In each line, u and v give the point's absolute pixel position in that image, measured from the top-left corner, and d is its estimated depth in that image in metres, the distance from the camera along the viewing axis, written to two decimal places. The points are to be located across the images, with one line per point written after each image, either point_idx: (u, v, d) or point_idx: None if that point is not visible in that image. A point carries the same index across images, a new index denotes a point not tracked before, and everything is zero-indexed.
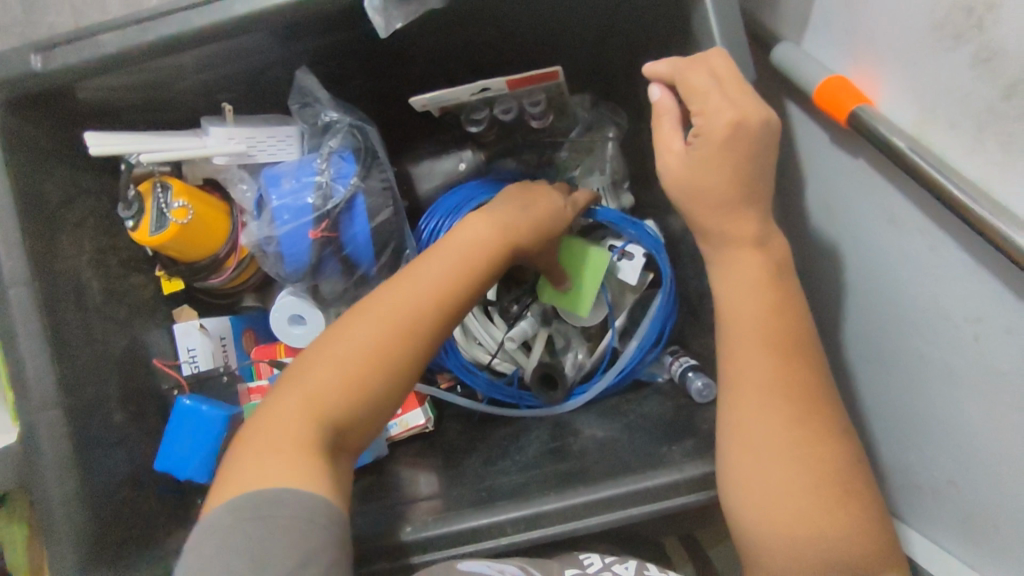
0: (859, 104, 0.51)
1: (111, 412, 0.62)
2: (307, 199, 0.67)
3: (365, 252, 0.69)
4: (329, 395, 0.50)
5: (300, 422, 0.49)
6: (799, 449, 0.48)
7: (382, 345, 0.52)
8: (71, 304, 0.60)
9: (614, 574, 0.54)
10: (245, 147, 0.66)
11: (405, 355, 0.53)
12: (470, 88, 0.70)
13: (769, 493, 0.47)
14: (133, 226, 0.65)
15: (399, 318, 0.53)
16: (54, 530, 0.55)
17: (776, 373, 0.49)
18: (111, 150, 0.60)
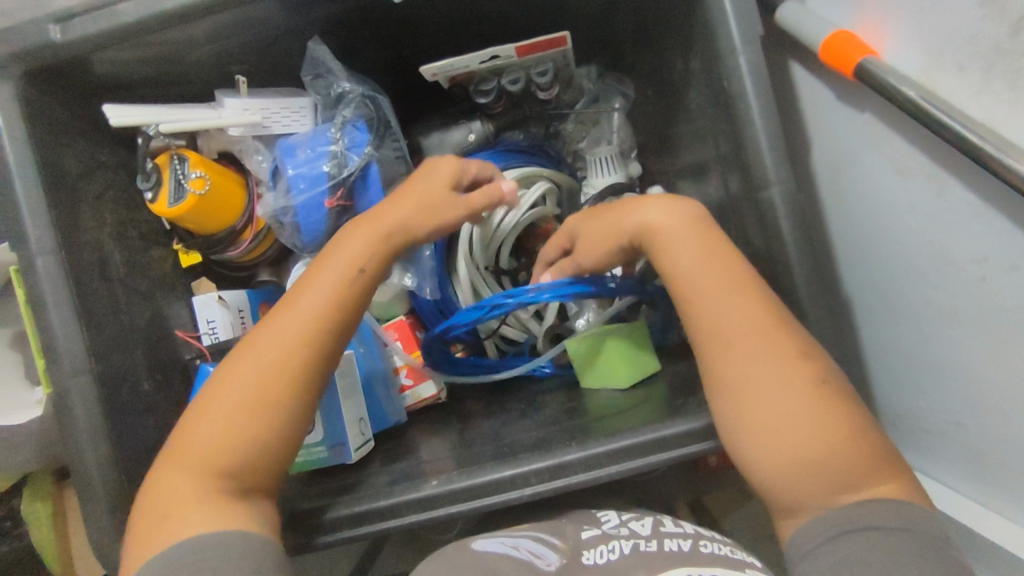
0: (865, 56, 0.52)
1: (138, 381, 0.63)
2: (323, 168, 0.68)
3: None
4: (252, 411, 0.50)
5: (203, 466, 0.48)
6: (778, 384, 0.48)
7: (267, 371, 0.50)
8: (96, 274, 0.61)
9: (628, 531, 0.54)
10: (259, 117, 0.68)
11: (280, 376, 0.51)
12: (480, 56, 0.71)
13: (769, 424, 0.47)
14: (152, 198, 0.66)
15: (285, 338, 0.51)
16: (89, 493, 0.56)
17: (742, 314, 0.50)
18: (130, 121, 0.61)
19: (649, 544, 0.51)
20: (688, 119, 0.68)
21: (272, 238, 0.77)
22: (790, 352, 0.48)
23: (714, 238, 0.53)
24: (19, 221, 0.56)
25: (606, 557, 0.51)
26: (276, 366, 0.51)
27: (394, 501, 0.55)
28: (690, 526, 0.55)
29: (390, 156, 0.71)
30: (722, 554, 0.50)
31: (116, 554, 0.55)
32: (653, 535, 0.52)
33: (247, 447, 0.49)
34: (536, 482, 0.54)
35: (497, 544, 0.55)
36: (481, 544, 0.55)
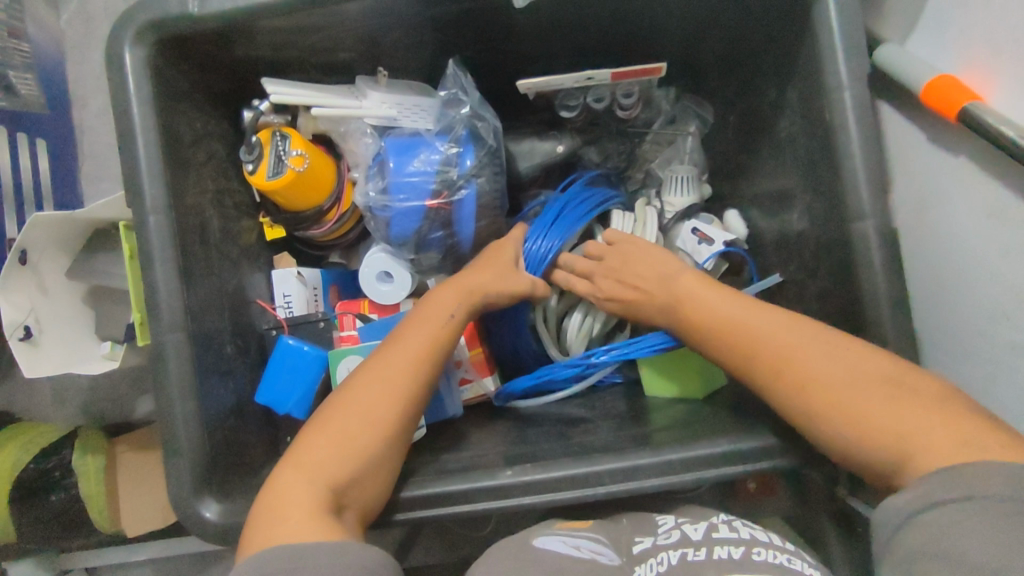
0: (971, 101, 0.53)
1: (223, 344, 0.65)
2: (430, 183, 0.71)
3: (467, 231, 0.75)
4: (359, 413, 0.55)
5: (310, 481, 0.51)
6: (845, 394, 0.48)
7: (357, 403, 0.56)
8: (197, 236, 0.63)
9: (683, 533, 0.57)
10: (394, 112, 0.72)
11: (364, 400, 0.56)
12: (576, 77, 0.73)
13: (858, 428, 0.47)
14: (251, 170, 0.69)
15: (373, 378, 0.57)
16: (173, 446, 0.58)
17: (787, 346, 0.52)
18: (284, 99, 0.68)
19: (697, 554, 0.53)
20: (777, 148, 0.69)
21: (355, 219, 0.80)
22: (841, 372, 0.49)
23: (733, 295, 0.58)
24: (138, 178, 0.58)
25: (654, 570, 0.53)
26: (379, 389, 0.56)
27: (470, 486, 0.57)
28: (748, 531, 0.55)
29: (491, 172, 0.75)
30: (777, 563, 0.50)
31: (195, 508, 0.57)
32: (704, 543, 0.54)
33: (354, 445, 0.54)
34: (608, 482, 0.55)
35: (557, 543, 0.57)
36: (543, 542, 0.57)
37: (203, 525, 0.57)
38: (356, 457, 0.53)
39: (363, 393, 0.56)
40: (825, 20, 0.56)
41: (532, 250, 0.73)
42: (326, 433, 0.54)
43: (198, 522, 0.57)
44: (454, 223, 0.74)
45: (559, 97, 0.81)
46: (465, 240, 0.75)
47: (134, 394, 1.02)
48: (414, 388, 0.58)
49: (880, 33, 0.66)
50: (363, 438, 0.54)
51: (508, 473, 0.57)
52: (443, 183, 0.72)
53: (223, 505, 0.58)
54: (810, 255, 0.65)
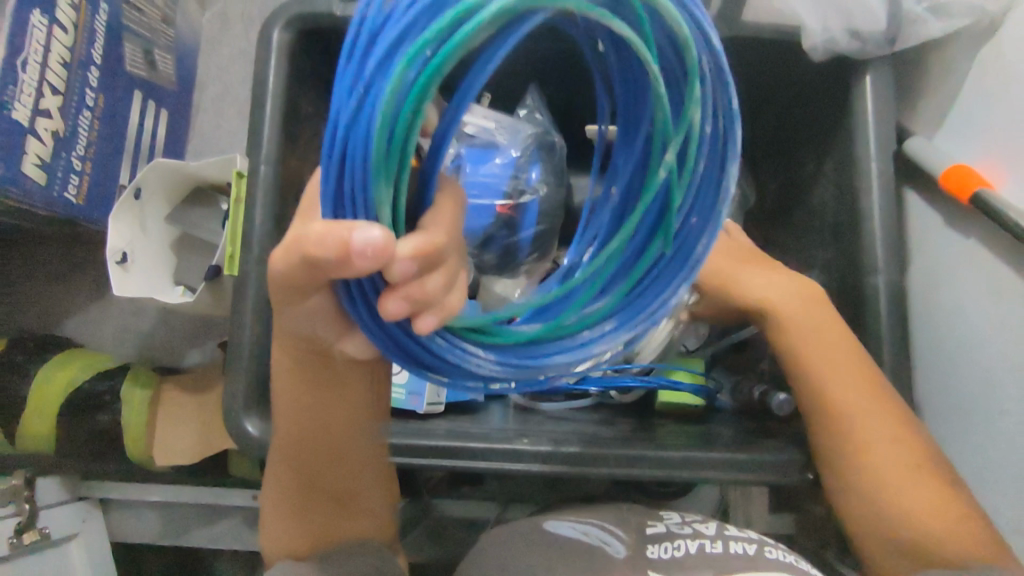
0: (982, 187, 0.61)
1: None
2: (501, 186, 0.81)
3: (527, 234, 0.82)
4: (299, 498, 0.64)
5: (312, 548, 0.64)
6: (898, 462, 0.57)
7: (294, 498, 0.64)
8: (293, 193, 0.74)
9: (695, 528, 0.59)
10: (493, 125, 0.83)
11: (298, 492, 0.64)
12: None
13: (901, 501, 0.56)
14: None
15: (291, 473, 0.63)
16: (236, 365, 0.66)
17: (870, 399, 0.58)
18: None
19: (715, 547, 0.55)
20: (805, 214, 0.77)
21: None
22: (899, 439, 0.57)
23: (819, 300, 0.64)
24: (260, 135, 0.70)
25: (671, 553, 0.56)
26: (305, 482, 0.64)
27: (490, 446, 0.64)
28: (753, 532, 0.58)
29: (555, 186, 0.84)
30: (787, 561, 0.54)
31: (241, 422, 0.65)
32: (717, 536, 0.57)
33: (315, 520, 0.65)
34: (613, 465, 0.62)
35: (569, 528, 0.60)
36: (555, 526, 0.61)
37: (247, 439, 0.65)
38: (333, 504, 0.66)
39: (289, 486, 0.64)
40: (861, 102, 0.66)
41: (356, 115, 0.37)
42: (287, 515, 0.65)
43: (241, 435, 0.65)
44: (517, 226, 0.82)
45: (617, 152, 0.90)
46: (523, 245, 0.83)
47: (186, 344, 1.12)
48: (321, 444, 0.62)
49: (911, 128, 0.75)
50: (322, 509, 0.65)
51: (524, 441, 0.64)
52: (512, 188, 0.81)
53: (265, 424, 0.66)
54: None
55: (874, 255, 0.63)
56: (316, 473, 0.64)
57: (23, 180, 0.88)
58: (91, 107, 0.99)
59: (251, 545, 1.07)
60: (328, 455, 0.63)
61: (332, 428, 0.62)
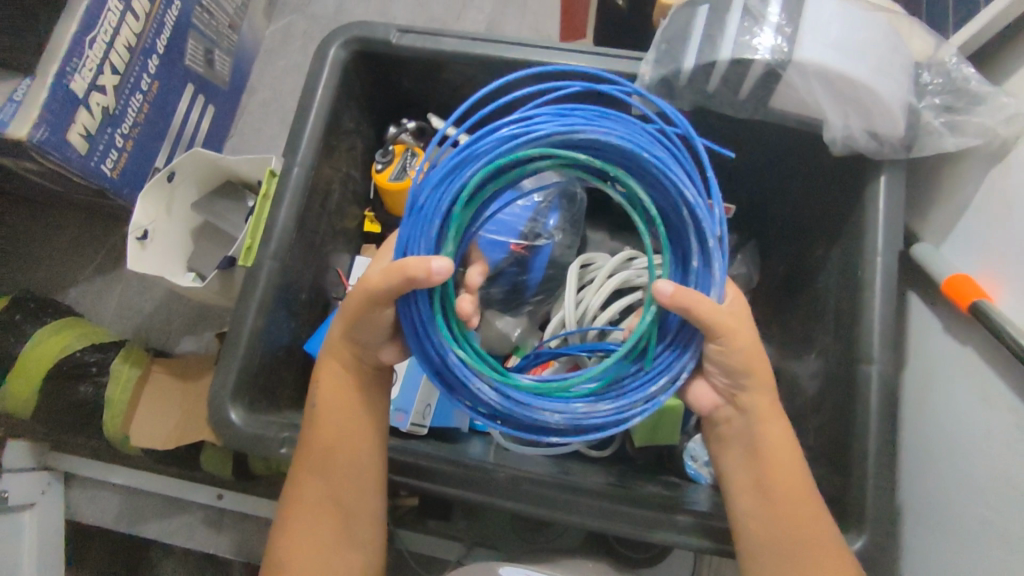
0: (980, 298, 0.62)
1: (301, 291, 0.75)
2: (518, 228, 0.81)
3: (535, 276, 0.84)
4: (321, 520, 0.61)
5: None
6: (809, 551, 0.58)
7: (316, 519, 0.61)
8: (319, 198, 0.77)
9: None
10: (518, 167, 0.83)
11: (321, 512, 0.62)
12: None
13: None
14: (379, 169, 0.84)
15: (317, 488, 0.62)
16: (231, 352, 0.66)
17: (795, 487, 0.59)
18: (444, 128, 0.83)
19: None
20: (807, 300, 0.79)
21: None
22: (821, 531, 0.58)
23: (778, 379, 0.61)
24: (298, 138, 0.73)
25: None
26: (329, 501, 0.62)
27: (467, 473, 0.67)
28: None
29: (570, 234, 0.85)
30: None
31: (224, 409, 0.64)
32: None
33: (331, 548, 0.61)
34: (585, 512, 0.64)
35: None
36: None
37: (226, 428, 0.64)
38: (352, 533, 0.62)
39: (311, 504, 0.62)
40: (873, 200, 0.68)
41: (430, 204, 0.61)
42: (302, 542, 0.61)
43: (222, 422, 0.64)
44: (527, 267, 0.83)
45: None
46: (530, 286, 0.84)
47: (184, 332, 1.13)
48: (330, 491, 0.62)
49: (919, 235, 0.77)
50: (337, 537, 0.61)
51: (504, 476, 0.67)
52: (528, 231, 0.82)
53: (247, 415, 0.65)
54: (818, 391, 0.72)
55: (871, 347, 0.64)
56: (317, 533, 0.61)
57: (66, 146, 0.92)
58: (144, 91, 1.04)
59: (206, 545, 1.03)
60: (334, 510, 0.62)
61: (343, 474, 0.62)
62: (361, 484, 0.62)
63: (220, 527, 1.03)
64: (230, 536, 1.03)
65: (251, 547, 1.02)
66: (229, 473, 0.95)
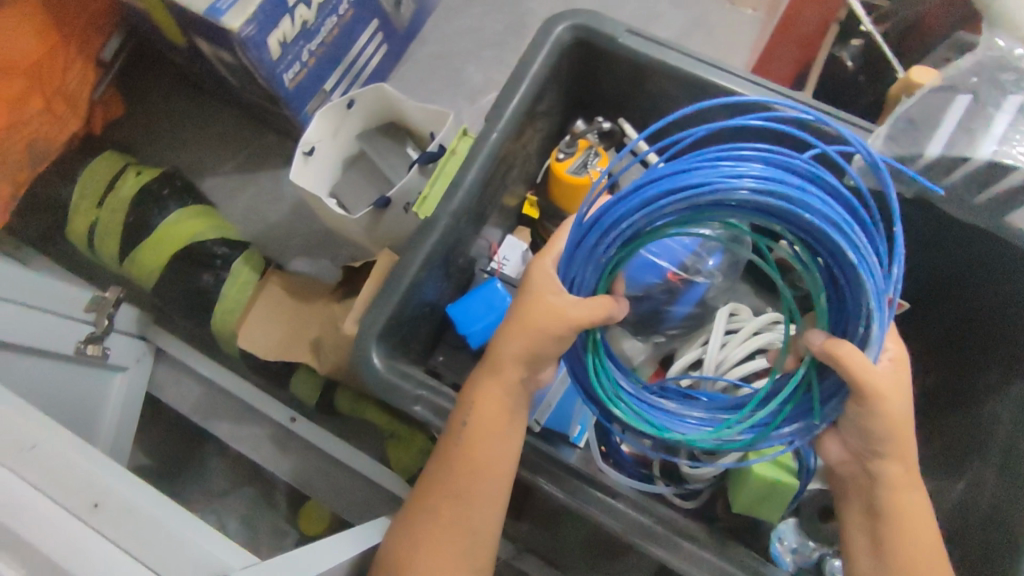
0: None
1: (458, 254, 0.75)
2: (681, 257, 0.79)
3: (681, 310, 0.80)
4: (451, 543, 0.59)
5: None
6: None
7: (445, 541, 0.59)
8: (500, 170, 0.77)
9: None
10: None
11: (452, 534, 0.59)
12: None
13: None
14: (558, 158, 0.82)
15: (451, 510, 0.59)
16: (387, 294, 0.66)
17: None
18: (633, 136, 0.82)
19: None
20: (965, 426, 0.72)
21: None
22: None
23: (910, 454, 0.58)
24: (503, 106, 0.73)
25: None
26: (463, 526, 0.59)
27: (574, 480, 0.66)
28: None
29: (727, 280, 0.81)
30: None
31: (367, 347, 0.65)
32: None
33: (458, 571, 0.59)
34: (685, 560, 0.63)
35: None
36: None
37: (366, 366, 0.65)
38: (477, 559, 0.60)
39: (444, 525, 0.59)
40: None
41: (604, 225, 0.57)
42: (430, 563, 0.58)
43: (363, 358, 0.65)
44: (676, 299, 0.80)
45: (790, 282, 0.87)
46: (671, 318, 0.80)
47: (304, 252, 1.15)
48: (457, 504, 0.59)
49: None
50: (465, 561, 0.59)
51: (626, 503, 0.65)
52: (690, 264, 0.79)
53: (387, 359, 0.66)
54: (958, 526, 0.67)
55: None
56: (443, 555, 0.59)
57: (264, 48, 0.94)
58: (339, 16, 1.06)
59: (267, 459, 1.05)
60: (460, 527, 0.59)
61: (475, 491, 0.59)
62: (490, 502, 0.59)
63: (286, 447, 1.05)
64: (292, 459, 1.04)
65: (308, 476, 1.03)
66: (314, 403, 1.01)
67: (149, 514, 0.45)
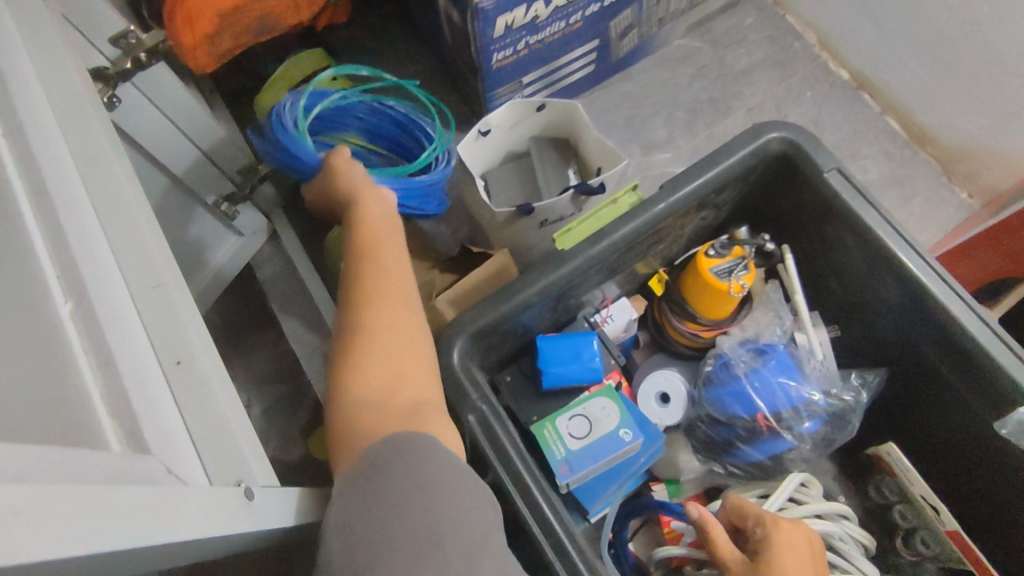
0: None
1: (570, 295, 0.74)
2: (778, 405, 0.74)
3: (752, 456, 0.76)
4: (378, 378, 0.59)
5: (397, 417, 0.56)
6: None
7: (375, 378, 0.59)
8: (647, 238, 0.75)
9: None
10: (819, 356, 0.78)
11: (380, 365, 0.60)
12: (931, 496, 0.72)
13: None
14: (708, 253, 0.77)
15: (373, 340, 0.61)
16: (491, 303, 0.68)
17: None
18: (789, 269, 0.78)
19: None
20: None
21: (695, 347, 0.84)
22: None
23: None
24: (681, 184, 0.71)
25: None
26: (386, 352, 0.61)
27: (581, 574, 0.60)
28: None
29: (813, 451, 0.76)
30: None
31: (450, 340, 0.66)
32: None
33: (393, 397, 0.58)
34: None
35: None
36: None
37: (442, 355, 0.66)
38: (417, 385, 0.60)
39: (371, 366, 0.59)
40: None
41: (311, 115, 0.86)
42: (368, 405, 0.57)
43: (443, 348, 0.66)
44: (753, 442, 0.75)
45: (872, 483, 0.79)
46: (739, 457, 0.76)
47: None
48: (370, 348, 0.61)
49: None
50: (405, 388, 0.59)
51: None
52: (784, 416, 0.74)
53: (463, 360, 0.66)
54: None
55: None
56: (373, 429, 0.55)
57: (490, 25, 0.97)
58: (568, 24, 1.06)
59: (310, 372, 1.10)
60: (385, 368, 0.60)
61: (389, 319, 0.63)
62: (405, 326, 0.63)
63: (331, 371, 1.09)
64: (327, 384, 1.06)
65: None
66: None
67: (226, 413, 0.46)
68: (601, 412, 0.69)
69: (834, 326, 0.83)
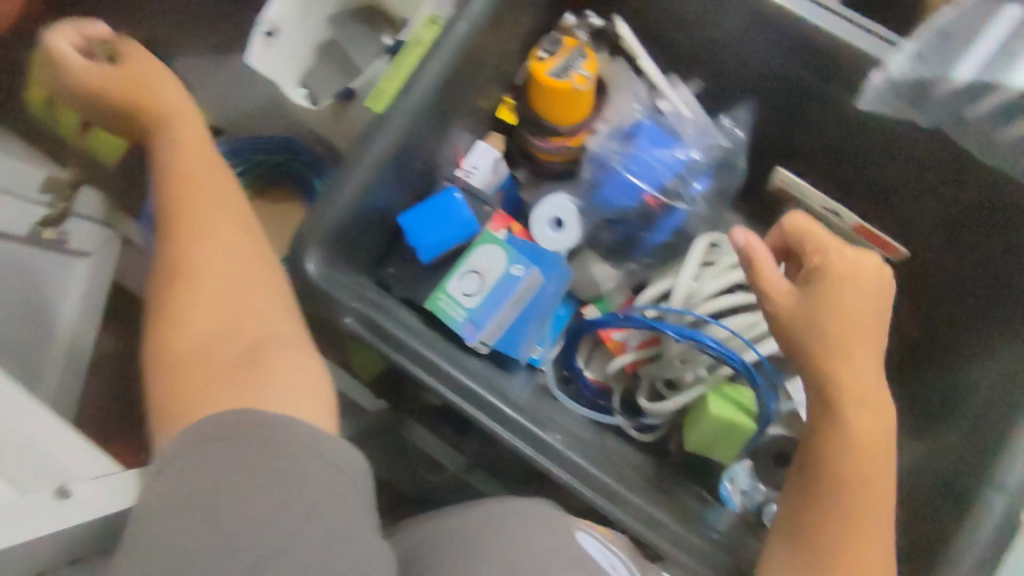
0: None
1: (415, 159, 0.68)
2: (662, 179, 0.71)
3: (656, 239, 0.74)
4: (207, 337, 0.50)
5: (235, 378, 0.48)
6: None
7: (208, 341, 0.50)
8: (470, 66, 0.67)
9: None
10: (687, 115, 0.74)
11: (212, 327, 0.51)
12: (827, 203, 0.75)
13: None
14: (540, 58, 0.71)
15: (191, 301, 0.52)
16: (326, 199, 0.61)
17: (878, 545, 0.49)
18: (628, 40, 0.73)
19: None
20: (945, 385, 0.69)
21: (569, 160, 0.78)
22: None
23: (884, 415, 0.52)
24: None
25: None
26: (215, 310, 0.51)
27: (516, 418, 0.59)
28: None
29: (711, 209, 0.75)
30: None
31: (299, 255, 0.60)
32: None
33: (231, 356, 0.49)
34: (624, 510, 0.57)
35: (599, 551, 0.51)
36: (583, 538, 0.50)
37: (298, 273, 0.60)
38: (266, 335, 0.52)
39: (198, 329, 0.50)
40: None
41: None
42: (196, 366, 0.48)
43: (295, 266, 0.60)
44: (652, 225, 0.74)
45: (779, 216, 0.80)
46: (644, 246, 0.74)
47: None
48: (195, 302, 0.52)
49: None
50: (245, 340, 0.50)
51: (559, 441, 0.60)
52: (672, 187, 0.72)
53: (324, 269, 0.60)
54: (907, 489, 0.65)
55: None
56: (195, 395, 0.47)
57: None
58: None
59: None
60: (219, 320, 0.51)
61: (208, 272, 0.53)
62: (233, 274, 0.54)
63: None
64: None
65: None
66: None
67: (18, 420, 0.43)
68: (488, 262, 0.65)
69: (696, 80, 0.78)
